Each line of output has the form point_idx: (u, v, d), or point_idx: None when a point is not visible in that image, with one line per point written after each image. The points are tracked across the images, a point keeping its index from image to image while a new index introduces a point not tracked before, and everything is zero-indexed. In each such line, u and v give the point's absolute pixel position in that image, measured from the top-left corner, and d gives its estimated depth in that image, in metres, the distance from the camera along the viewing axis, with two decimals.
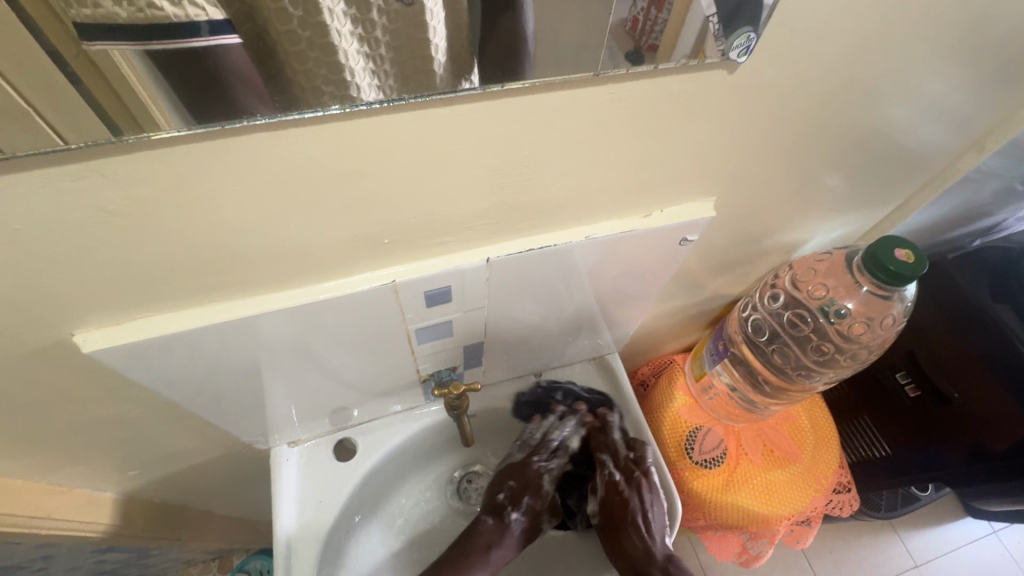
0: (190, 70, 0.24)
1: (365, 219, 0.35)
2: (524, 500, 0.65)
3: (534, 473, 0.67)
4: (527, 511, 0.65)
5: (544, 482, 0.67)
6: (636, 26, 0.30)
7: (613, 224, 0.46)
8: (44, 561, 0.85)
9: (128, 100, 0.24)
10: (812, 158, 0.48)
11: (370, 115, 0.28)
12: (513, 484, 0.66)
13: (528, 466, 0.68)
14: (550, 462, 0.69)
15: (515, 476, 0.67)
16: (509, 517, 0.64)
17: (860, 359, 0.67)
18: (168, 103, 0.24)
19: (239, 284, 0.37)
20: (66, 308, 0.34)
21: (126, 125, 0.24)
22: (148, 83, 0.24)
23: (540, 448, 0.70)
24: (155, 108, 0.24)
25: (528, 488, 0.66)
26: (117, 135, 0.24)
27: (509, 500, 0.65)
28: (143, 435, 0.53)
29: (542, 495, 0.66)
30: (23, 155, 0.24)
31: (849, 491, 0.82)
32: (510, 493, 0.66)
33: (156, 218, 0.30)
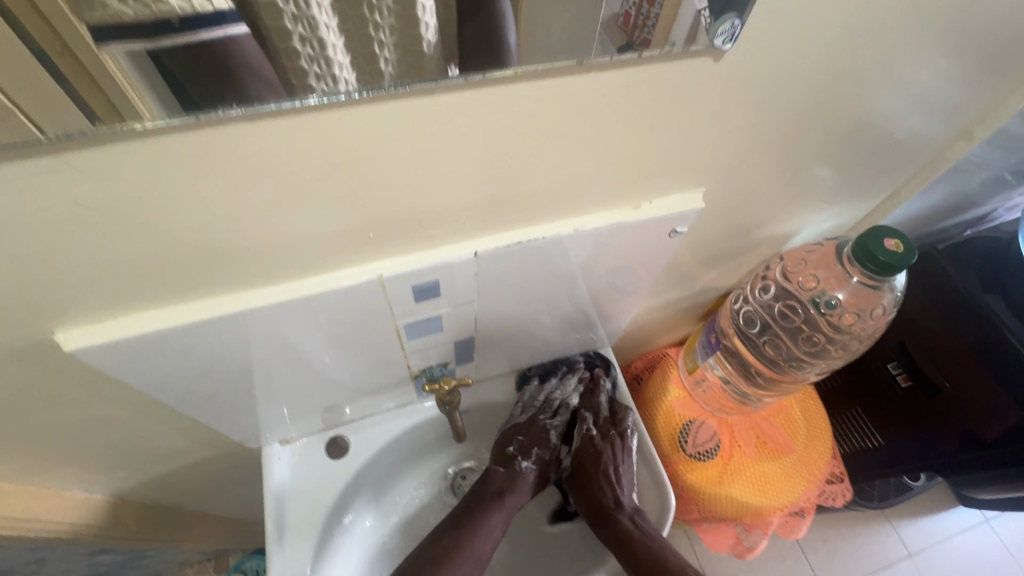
0: (184, 62, 0.24)
1: (350, 213, 0.35)
2: (535, 450, 0.65)
3: (541, 430, 0.67)
4: (537, 463, 0.65)
5: (552, 435, 0.67)
6: (628, 21, 0.31)
7: (603, 216, 0.46)
8: (35, 564, 0.84)
9: (114, 93, 0.24)
10: (803, 148, 0.48)
11: (350, 107, 0.28)
12: (521, 439, 0.66)
13: (535, 422, 0.67)
14: (556, 419, 0.68)
15: (522, 430, 0.67)
16: (520, 467, 0.64)
17: (850, 349, 0.68)
18: (156, 95, 0.24)
19: (224, 280, 0.37)
20: (44, 307, 0.33)
21: (110, 119, 0.24)
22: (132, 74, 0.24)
23: (544, 406, 0.69)
24: (140, 99, 0.24)
25: (539, 441, 0.65)
26: (96, 123, 0.24)
27: (522, 454, 0.65)
28: (132, 435, 0.52)
29: (550, 449, 0.66)
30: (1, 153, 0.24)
31: (841, 482, 0.82)
32: (520, 447, 0.65)
33: (133, 214, 0.29)
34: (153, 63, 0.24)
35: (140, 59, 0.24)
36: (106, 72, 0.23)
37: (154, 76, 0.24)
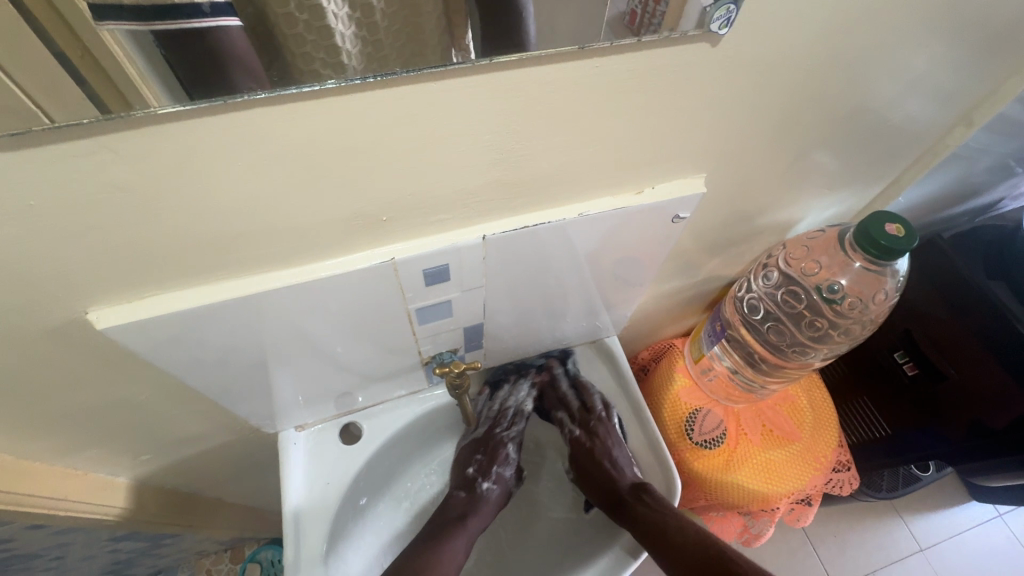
0: (184, 48, 0.26)
1: (363, 196, 0.37)
2: (493, 468, 0.69)
3: (498, 445, 0.71)
4: (496, 480, 0.69)
5: (507, 450, 0.71)
6: (633, 19, 0.32)
7: (606, 202, 0.47)
8: (60, 550, 0.87)
9: (120, 79, 0.25)
10: (801, 134, 0.49)
11: (364, 90, 0.29)
12: (480, 458, 0.70)
13: (493, 434, 0.71)
14: (512, 430, 0.72)
15: (479, 447, 0.71)
16: (482, 487, 0.68)
17: (853, 334, 0.68)
18: (161, 83, 0.26)
19: (243, 262, 0.39)
20: (78, 287, 0.35)
21: (115, 104, 0.25)
22: (138, 62, 0.25)
23: (499, 419, 0.72)
24: (147, 87, 0.26)
25: (495, 458, 0.70)
26: (102, 111, 0.25)
27: (479, 473, 0.69)
28: (155, 418, 0.55)
29: (507, 462, 0.71)
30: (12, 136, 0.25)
31: (848, 470, 0.83)
32: (478, 467, 0.69)
33: (162, 195, 0.31)
34: (157, 50, 0.25)
35: (141, 43, 0.25)
36: (111, 56, 0.25)
37: (158, 63, 0.26)
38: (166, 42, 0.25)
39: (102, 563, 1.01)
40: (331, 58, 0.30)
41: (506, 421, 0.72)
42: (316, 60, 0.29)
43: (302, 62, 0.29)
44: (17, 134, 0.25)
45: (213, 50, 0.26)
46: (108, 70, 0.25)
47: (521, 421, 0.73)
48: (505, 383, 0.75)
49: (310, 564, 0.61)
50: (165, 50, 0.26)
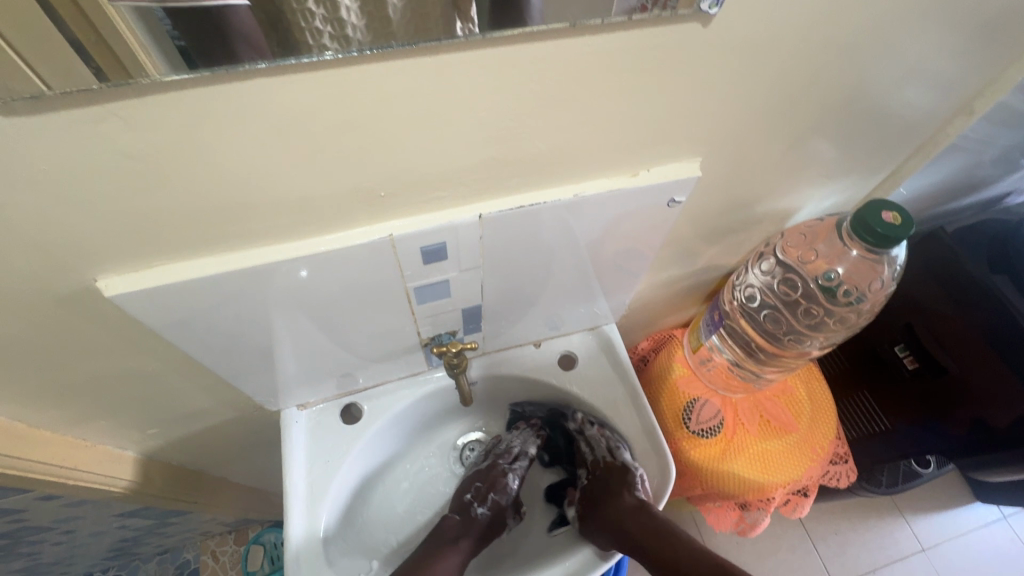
0: (189, 20, 0.26)
1: (363, 170, 0.38)
2: (492, 496, 0.67)
3: (500, 475, 0.69)
4: (492, 506, 0.67)
5: (509, 481, 0.69)
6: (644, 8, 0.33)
7: (602, 183, 0.48)
8: (70, 524, 0.89)
9: (119, 50, 0.26)
10: (800, 120, 0.50)
11: (362, 62, 0.30)
12: (479, 485, 0.68)
13: (494, 464, 0.70)
14: (514, 463, 0.70)
15: (480, 476, 0.69)
16: (477, 511, 0.66)
17: (850, 322, 0.68)
18: (159, 50, 0.27)
19: (247, 234, 0.40)
20: (89, 255, 0.37)
21: (115, 72, 0.26)
22: (143, 38, 0.26)
23: (503, 453, 0.72)
24: (146, 56, 0.26)
25: (495, 486, 0.68)
26: (100, 80, 0.26)
27: (476, 499, 0.67)
28: (161, 392, 0.56)
29: (508, 490, 0.69)
30: (17, 101, 0.26)
31: (846, 463, 0.83)
32: (476, 493, 0.67)
33: (168, 164, 0.32)
34: (161, 21, 0.26)
35: (143, 15, 0.26)
36: (114, 29, 0.25)
37: (161, 35, 0.26)
38: (173, 16, 0.26)
39: (111, 539, 1.04)
40: (340, 34, 0.30)
41: (509, 455, 0.71)
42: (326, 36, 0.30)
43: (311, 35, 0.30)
44: (26, 100, 0.26)
45: (218, 21, 0.27)
46: (108, 40, 0.25)
47: (525, 460, 0.71)
48: (514, 430, 0.76)
49: (309, 538, 0.62)
50: (171, 23, 0.26)
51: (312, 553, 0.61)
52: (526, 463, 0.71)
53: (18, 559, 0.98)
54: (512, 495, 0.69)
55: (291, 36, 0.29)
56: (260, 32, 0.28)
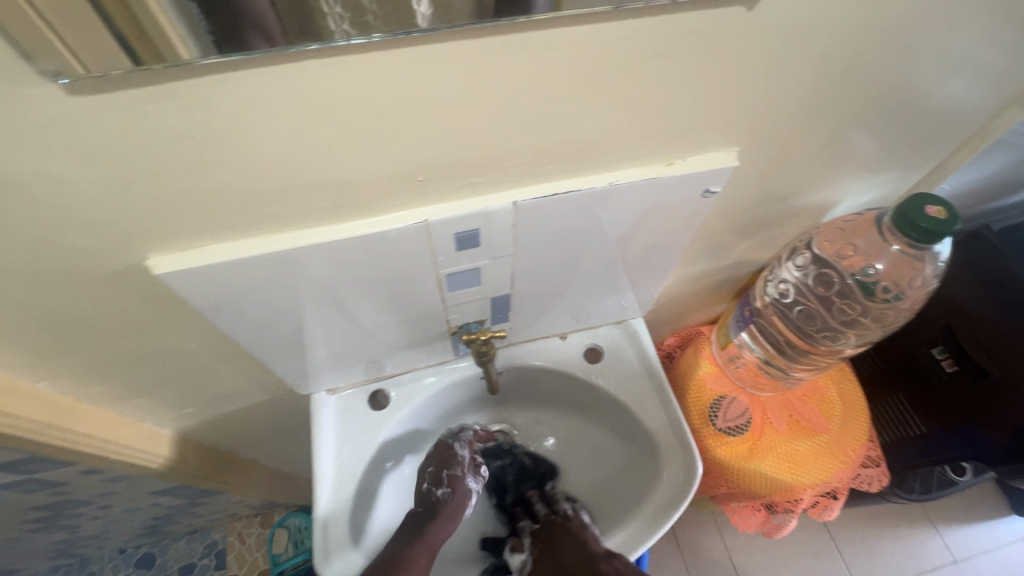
0: (224, 13, 0.27)
1: (402, 154, 0.38)
2: (443, 472, 0.65)
3: (447, 451, 0.67)
4: (451, 484, 0.64)
5: (460, 455, 0.67)
6: None
7: (636, 172, 0.48)
8: (108, 499, 0.93)
9: (154, 35, 0.26)
10: (840, 111, 0.48)
11: (406, 44, 0.31)
12: (432, 469, 0.66)
13: (439, 445, 0.68)
14: (461, 440, 0.69)
15: (432, 461, 0.67)
16: (437, 494, 0.64)
17: (887, 320, 0.67)
18: (190, 35, 0.27)
19: (289, 215, 0.41)
20: (139, 232, 0.38)
21: (151, 58, 0.27)
22: (176, 23, 0.26)
23: (453, 434, 0.72)
24: (181, 45, 0.27)
25: (446, 464, 0.66)
26: (136, 63, 0.27)
27: (432, 482, 0.65)
28: (198, 371, 0.58)
29: (465, 467, 0.66)
30: (78, 81, 0.27)
31: (878, 467, 0.81)
32: (431, 477, 0.66)
33: (218, 146, 0.33)
34: (197, 14, 0.26)
35: (181, 7, 0.26)
36: (149, 13, 0.26)
37: (196, 28, 0.27)
38: (208, 10, 0.26)
39: (144, 515, 1.08)
40: (359, 16, 0.29)
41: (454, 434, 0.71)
42: (343, 21, 0.28)
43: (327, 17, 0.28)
44: (91, 80, 0.28)
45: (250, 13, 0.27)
46: (146, 28, 0.26)
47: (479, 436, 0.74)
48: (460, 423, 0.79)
49: (338, 520, 0.64)
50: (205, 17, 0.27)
51: (341, 534, 0.63)
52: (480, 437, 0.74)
53: (58, 530, 1.02)
54: (467, 471, 0.66)
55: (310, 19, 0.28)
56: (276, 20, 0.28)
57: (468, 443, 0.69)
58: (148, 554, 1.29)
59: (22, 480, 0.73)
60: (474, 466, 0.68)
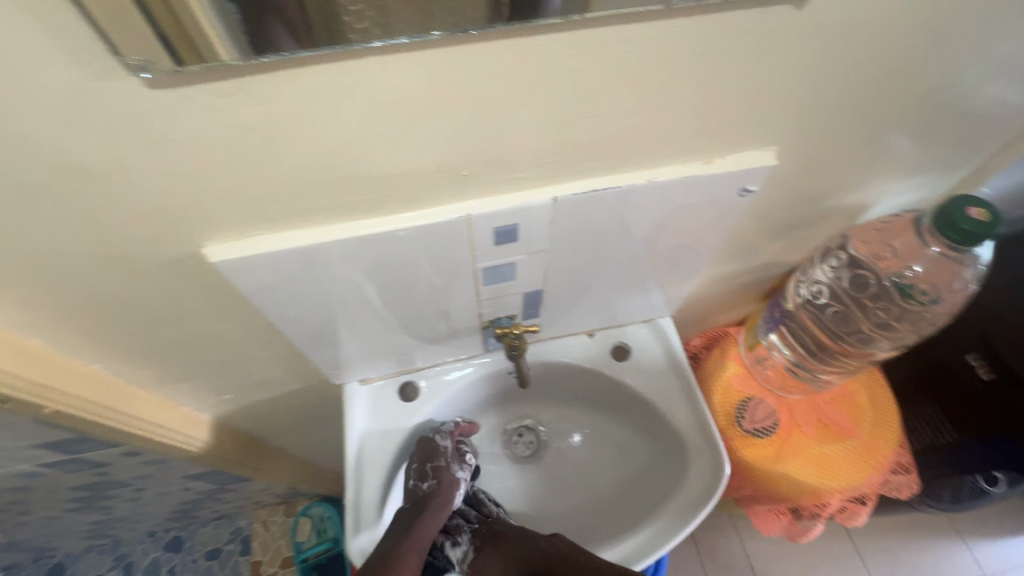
0: (263, 13, 0.27)
1: (451, 150, 0.40)
2: (428, 465, 0.67)
3: (430, 445, 0.69)
4: (436, 475, 0.67)
5: (442, 446, 0.69)
6: None
7: (675, 169, 0.48)
8: (144, 482, 0.96)
9: (199, 42, 0.28)
10: (880, 111, 0.48)
11: (464, 42, 0.32)
12: (416, 464, 0.68)
13: (421, 439, 0.70)
14: (446, 435, 0.71)
15: (414, 455, 0.69)
16: (424, 487, 0.66)
17: (923, 323, 0.66)
18: (232, 42, 0.28)
19: (338, 207, 0.43)
20: (200, 220, 0.40)
21: (194, 61, 0.28)
22: (220, 32, 0.27)
23: (443, 428, 0.72)
24: (221, 47, 0.28)
25: (430, 456, 0.68)
26: (180, 64, 0.28)
27: (418, 476, 0.67)
28: (239, 358, 0.60)
29: (448, 457, 0.69)
30: (161, 77, 0.29)
31: (908, 473, 0.79)
32: (416, 472, 0.68)
33: (281, 138, 0.35)
34: (233, 14, 0.27)
35: (219, 7, 0.27)
36: (195, 21, 0.27)
37: (233, 28, 0.27)
38: (243, 9, 0.27)
39: (176, 500, 1.11)
40: (383, 19, 0.29)
41: (442, 428, 0.72)
42: (366, 22, 0.29)
43: (350, 17, 0.29)
44: (166, 75, 0.30)
45: (282, 12, 0.27)
46: (188, 28, 0.27)
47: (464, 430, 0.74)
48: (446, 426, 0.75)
49: (368, 505, 0.66)
50: (242, 17, 0.27)
51: (371, 518, 0.65)
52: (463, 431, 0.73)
53: (95, 511, 1.06)
54: (450, 466, 0.68)
55: (337, 20, 0.28)
56: (302, 22, 0.28)
57: (450, 433, 0.71)
58: (177, 538, 1.33)
59: (68, 460, 0.76)
60: (456, 454, 0.71)
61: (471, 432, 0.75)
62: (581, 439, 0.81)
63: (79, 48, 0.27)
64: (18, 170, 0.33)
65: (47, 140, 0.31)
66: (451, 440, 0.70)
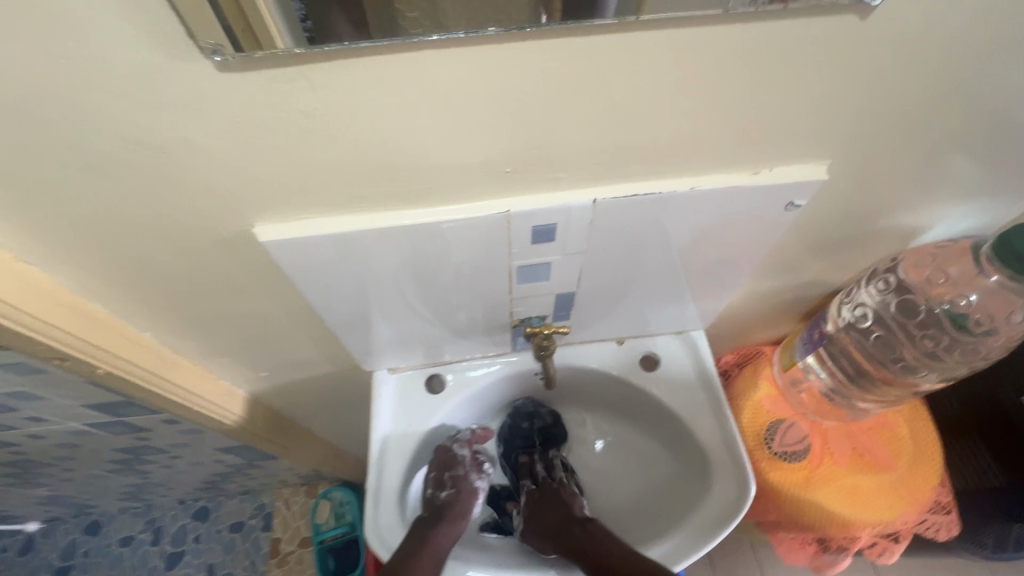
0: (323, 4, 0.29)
1: (495, 146, 0.40)
2: (447, 474, 0.70)
3: (447, 454, 0.72)
4: (454, 483, 0.70)
5: (460, 455, 0.72)
6: None
7: (719, 178, 0.48)
8: (178, 450, 1.00)
9: (259, 31, 0.29)
10: (945, 127, 0.46)
11: (520, 37, 0.32)
12: (434, 475, 0.71)
13: (438, 449, 0.72)
14: (462, 445, 0.73)
15: (433, 465, 0.72)
16: (442, 496, 0.69)
17: (975, 356, 0.63)
18: (289, 33, 0.30)
19: (382, 196, 0.44)
20: (253, 200, 0.42)
21: (252, 46, 0.30)
22: (281, 25, 0.29)
23: (459, 437, 0.74)
24: (277, 33, 0.30)
25: (448, 466, 0.71)
26: (238, 50, 0.30)
27: (436, 486, 0.70)
28: (277, 336, 0.62)
29: (466, 466, 0.71)
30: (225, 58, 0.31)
31: (948, 513, 0.75)
32: (434, 481, 0.71)
33: (336, 125, 0.36)
34: (293, 6, 0.28)
35: (283, 5, 0.29)
36: (258, 14, 0.29)
37: (292, 18, 0.29)
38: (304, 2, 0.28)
39: (206, 470, 1.16)
40: (433, 10, 0.30)
41: (457, 439, 0.74)
42: (418, 12, 0.30)
43: (402, 6, 0.30)
44: (237, 59, 0.31)
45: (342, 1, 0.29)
46: (247, 14, 0.29)
47: (478, 433, 0.76)
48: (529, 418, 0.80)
49: (388, 495, 0.67)
50: (302, 7, 0.29)
51: (390, 509, 0.66)
52: (477, 432, 0.76)
53: (132, 473, 1.11)
54: (466, 475, 0.71)
55: (392, 9, 0.30)
56: (357, 8, 0.29)
57: (468, 442, 0.74)
58: (204, 508, 1.38)
59: (113, 422, 0.80)
60: (473, 464, 0.73)
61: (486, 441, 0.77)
62: (604, 446, 0.80)
63: (159, 30, 0.29)
64: (96, 141, 0.35)
65: (123, 114, 0.34)
66: (469, 449, 0.73)
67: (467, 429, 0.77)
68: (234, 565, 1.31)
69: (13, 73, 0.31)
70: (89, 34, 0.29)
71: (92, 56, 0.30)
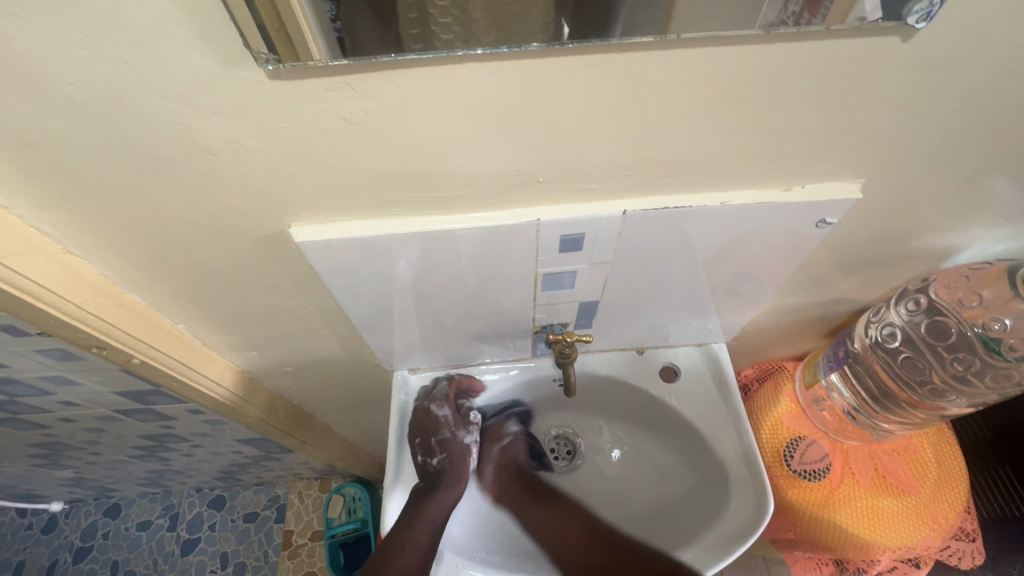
0: (359, 15, 0.30)
1: (530, 157, 0.41)
2: (433, 440, 0.71)
3: (428, 417, 0.72)
4: (443, 448, 0.72)
5: (441, 415, 0.73)
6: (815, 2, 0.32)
7: (750, 195, 0.47)
8: (199, 440, 1.02)
9: (298, 42, 0.31)
10: (985, 150, 0.45)
11: (560, 53, 0.33)
12: (418, 442, 0.71)
13: (417, 412, 0.73)
14: (440, 407, 0.73)
15: (416, 431, 0.72)
16: (434, 463, 0.70)
17: (1009, 384, 0.62)
18: (327, 44, 0.31)
19: (416, 201, 0.45)
20: (291, 202, 0.43)
21: (291, 57, 0.31)
22: (319, 38, 0.30)
23: (432, 397, 0.74)
24: (316, 46, 0.31)
25: (432, 429, 0.72)
26: (280, 61, 0.31)
27: (426, 453, 0.70)
28: (303, 333, 0.64)
29: (451, 427, 0.73)
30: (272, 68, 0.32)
31: (973, 541, 0.73)
32: (422, 447, 0.71)
33: (376, 133, 0.37)
34: (325, 10, 0.29)
35: (321, 17, 0.30)
36: (297, 26, 0.30)
37: (330, 31, 0.30)
38: (337, 6, 0.29)
39: (225, 460, 1.18)
40: (464, 19, 0.31)
41: (432, 400, 0.74)
42: (449, 18, 0.31)
43: (435, 12, 0.30)
44: (287, 68, 0.32)
45: (376, 10, 0.30)
46: (288, 27, 0.30)
47: (449, 389, 0.75)
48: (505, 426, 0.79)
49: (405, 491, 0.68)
50: (334, 10, 0.29)
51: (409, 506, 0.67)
52: (448, 389, 0.75)
53: (154, 460, 1.14)
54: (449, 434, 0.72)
55: (423, 14, 0.30)
56: (390, 18, 0.30)
57: (446, 399, 0.74)
58: (220, 496, 1.41)
59: (140, 409, 0.82)
60: (456, 420, 0.74)
61: (475, 388, 0.76)
62: (621, 455, 0.79)
63: (216, 40, 0.30)
64: (149, 142, 0.37)
65: (178, 119, 0.35)
66: (448, 407, 0.74)
67: (440, 381, 0.76)
68: (246, 555, 1.33)
69: (80, 78, 0.32)
70: (149, 41, 0.30)
71: (150, 62, 0.31)
